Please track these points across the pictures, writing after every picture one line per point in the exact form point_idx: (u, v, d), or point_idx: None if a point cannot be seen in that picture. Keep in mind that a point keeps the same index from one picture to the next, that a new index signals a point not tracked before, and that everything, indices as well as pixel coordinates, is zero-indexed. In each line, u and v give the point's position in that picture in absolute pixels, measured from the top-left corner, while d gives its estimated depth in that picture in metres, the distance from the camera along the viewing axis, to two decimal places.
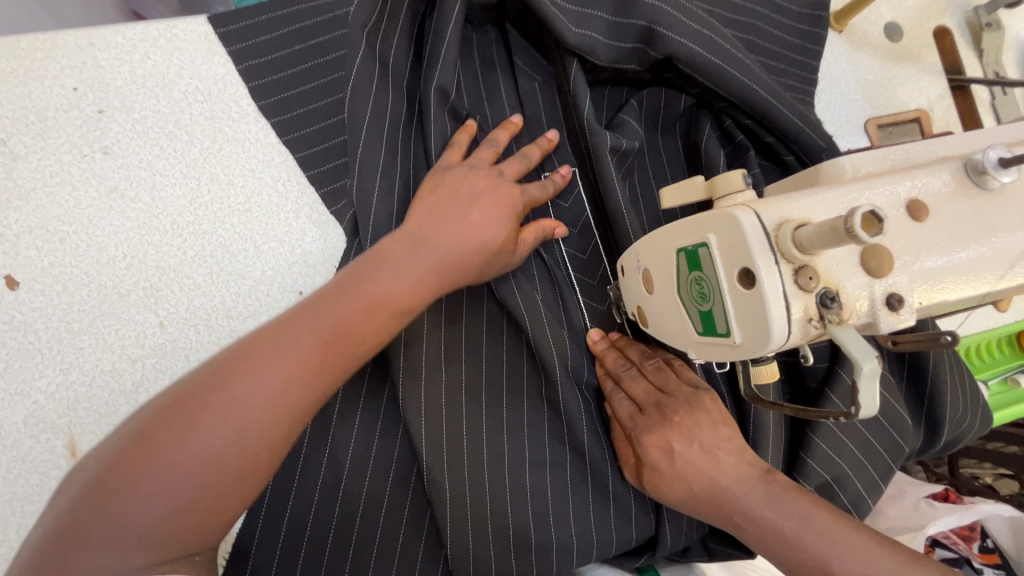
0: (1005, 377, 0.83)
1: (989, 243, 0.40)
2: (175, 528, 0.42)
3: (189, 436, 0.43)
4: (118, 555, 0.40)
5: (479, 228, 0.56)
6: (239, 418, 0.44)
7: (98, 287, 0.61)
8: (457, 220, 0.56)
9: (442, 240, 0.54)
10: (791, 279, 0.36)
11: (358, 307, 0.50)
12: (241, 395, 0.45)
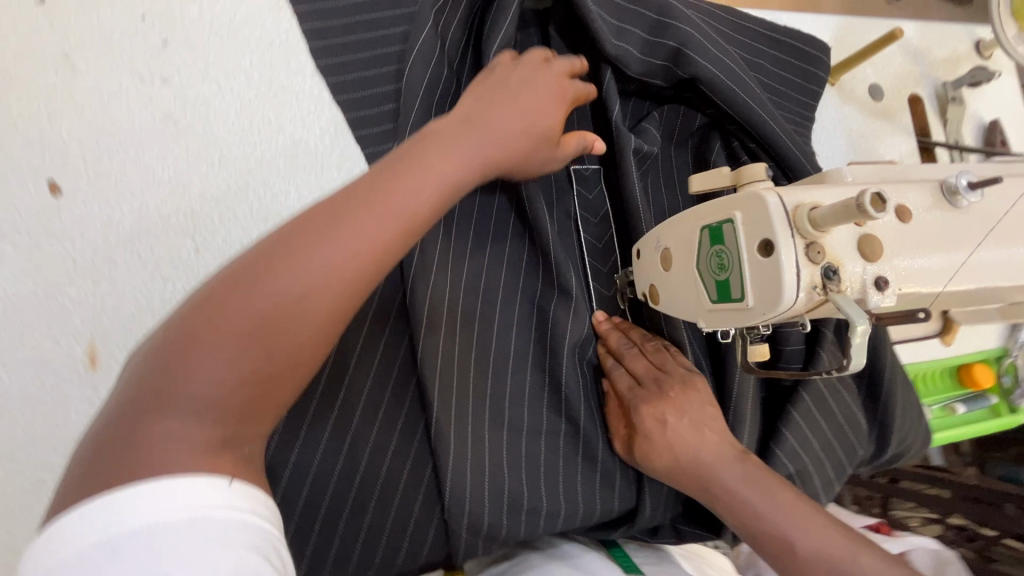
0: (945, 404, 0.93)
1: (959, 251, 0.48)
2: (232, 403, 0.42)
3: (244, 310, 0.42)
4: (182, 424, 0.40)
5: (530, 116, 0.60)
6: (287, 292, 0.43)
7: (141, 206, 0.63)
8: (506, 104, 0.59)
9: (473, 140, 0.55)
10: (803, 252, 0.43)
11: (404, 193, 0.49)
12: (296, 273, 0.44)
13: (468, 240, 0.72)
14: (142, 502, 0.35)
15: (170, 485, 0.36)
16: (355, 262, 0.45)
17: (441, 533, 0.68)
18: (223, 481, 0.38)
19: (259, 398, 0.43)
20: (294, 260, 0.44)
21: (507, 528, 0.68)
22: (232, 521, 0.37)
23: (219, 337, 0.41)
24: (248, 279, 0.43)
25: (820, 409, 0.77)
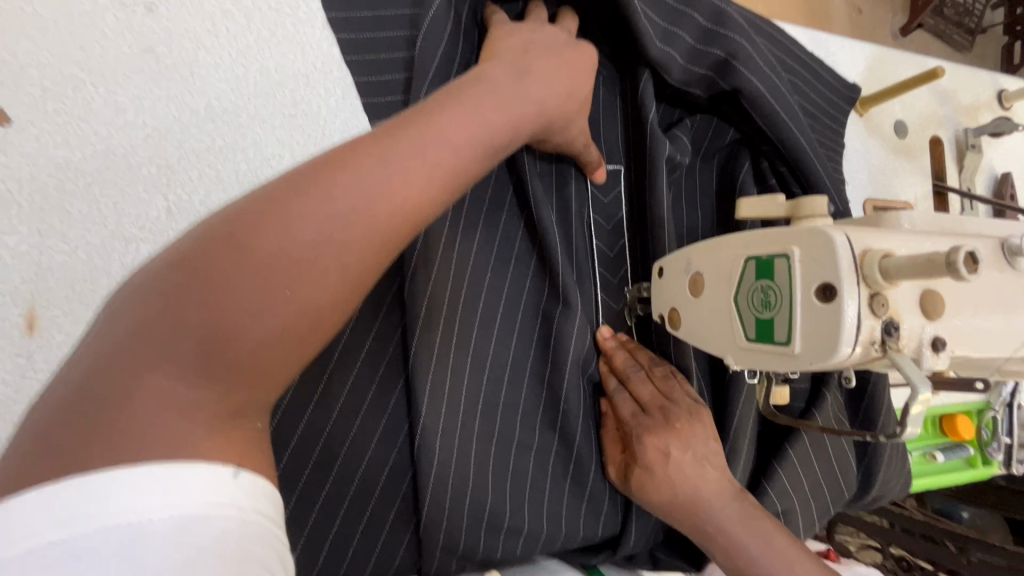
0: (925, 451, 0.93)
1: (1011, 318, 0.45)
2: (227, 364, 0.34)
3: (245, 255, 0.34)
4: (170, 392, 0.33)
5: (569, 75, 0.56)
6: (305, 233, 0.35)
7: (106, 151, 0.54)
8: (544, 62, 0.54)
9: (507, 101, 0.49)
10: (867, 303, 0.39)
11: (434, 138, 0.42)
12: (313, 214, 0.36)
13: (476, 231, 0.65)
14: (129, 496, 0.29)
15: (164, 478, 0.30)
16: (384, 203, 0.38)
17: (413, 547, 0.63)
18: (226, 473, 0.32)
19: (272, 363, 0.35)
20: (319, 196, 0.36)
21: (485, 548, 0.63)
22: (231, 525, 0.31)
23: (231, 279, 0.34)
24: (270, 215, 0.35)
25: (816, 450, 0.75)
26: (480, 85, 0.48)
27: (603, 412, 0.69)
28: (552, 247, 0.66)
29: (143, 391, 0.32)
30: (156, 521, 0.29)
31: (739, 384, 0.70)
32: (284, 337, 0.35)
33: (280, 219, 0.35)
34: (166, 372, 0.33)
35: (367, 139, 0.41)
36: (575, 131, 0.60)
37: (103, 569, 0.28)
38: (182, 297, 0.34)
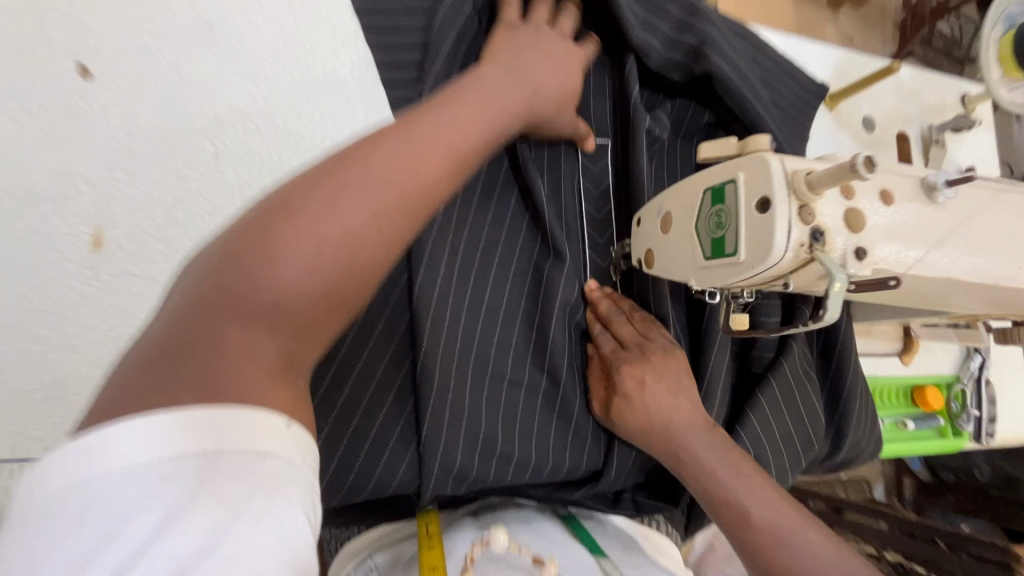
0: (897, 419, 0.99)
1: (932, 241, 0.53)
2: (292, 318, 0.39)
3: (306, 218, 0.40)
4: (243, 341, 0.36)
5: (553, 71, 0.65)
6: (350, 201, 0.42)
7: (166, 104, 0.64)
8: (534, 61, 0.64)
9: (504, 98, 0.58)
10: (797, 212, 0.47)
11: (448, 125, 0.51)
12: (355, 183, 0.43)
13: (476, 189, 0.75)
14: (196, 431, 0.31)
15: (227, 416, 0.32)
16: (411, 175, 0.46)
17: (413, 467, 0.69)
18: (280, 422, 0.34)
19: (324, 312, 0.40)
20: (356, 169, 0.44)
21: (478, 471, 0.69)
22: (282, 467, 0.33)
23: (288, 239, 0.39)
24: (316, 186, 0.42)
25: (786, 399, 0.81)
26: (480, 85, 0.58)
27: (589, 355, 0.76)
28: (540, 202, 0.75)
29: (217, 344, 0.35)
30: (218, 455, 0.31)
31: (712, 332, 0.78)
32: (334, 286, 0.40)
33: (327, 187, 0.42)
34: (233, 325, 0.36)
35: (391, 125, 0.49)
36: (560, 113, 0.68)
37: (163, 497, 0.30)
38: (247, 264, 0.38)
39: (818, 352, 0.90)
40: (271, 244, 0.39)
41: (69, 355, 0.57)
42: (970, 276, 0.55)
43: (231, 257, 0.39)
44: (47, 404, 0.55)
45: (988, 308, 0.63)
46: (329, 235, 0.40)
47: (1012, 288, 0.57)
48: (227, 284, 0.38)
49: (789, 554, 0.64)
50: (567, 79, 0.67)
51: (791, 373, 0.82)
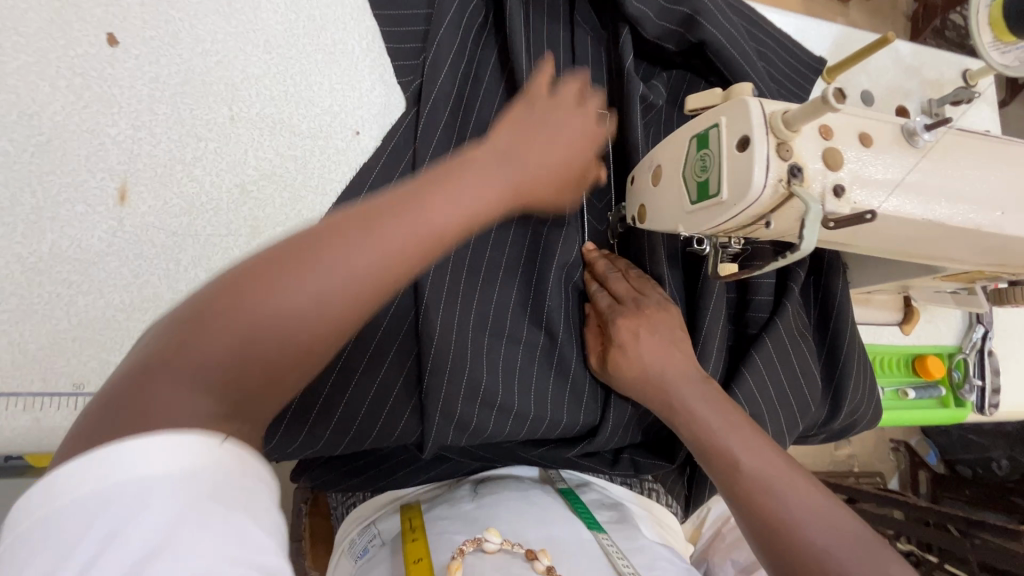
0: (898, 388, 0.99)
1: (911, 184, 0.55)
2: (238, 386, 0.40)
3: (269, 299, 0.40)
4: (183, 396, 0.37)
5: (571, 129, 0.63)
6: (313, 287, 0.41)
7: (186, 70, 0.68)
8: (550, 126, 0.62)
9: (510, 163, 0.56)
10: (775, 149, 0.50)
11: (442, 201, 0.48)
12: (324, 270, 0.42)
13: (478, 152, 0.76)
14: (184, 454, 0.35)
15: (212, 444, 0.36)
16: (387, 263, 0.44)
17: (415, 418, 0.72)
18: (214, 440, 0.36)
19: (271, 384, 0.41)
20: (333, 253, 0.42)
21: (477, 422, 0.72)
22: (219, 478, 0.35)
23: (250, 314, 0.40)
24: (295, 263, 0.42)
25: (781, 357, 0.83)
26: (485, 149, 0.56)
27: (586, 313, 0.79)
28: None
29: (160, 400, 0.37)
30: (202, 475, 0.35)
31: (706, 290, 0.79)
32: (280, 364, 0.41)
33: (304, 265, 0.42)
34: (178, 386, 0.38)
35: (385, 199, 0.47)
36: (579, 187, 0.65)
37: (104, 517, 0.32)
38: (206, 328, 0.39)
39: (815, 316, 0.91)
40: (232, 314, 0.39)
41: (96, 299, 0.61)
42: (951, 220, 0.57)
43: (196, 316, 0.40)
44: (76, 343, 0.60)
45: (974, 258, 0.65)
46: (288, 319, 0.40)
47: (995, 233, 0.59)
48: (178, 352, 0.38)
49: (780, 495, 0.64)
50: (585, 155, 0.64)
51: (786, 331, 0.83)
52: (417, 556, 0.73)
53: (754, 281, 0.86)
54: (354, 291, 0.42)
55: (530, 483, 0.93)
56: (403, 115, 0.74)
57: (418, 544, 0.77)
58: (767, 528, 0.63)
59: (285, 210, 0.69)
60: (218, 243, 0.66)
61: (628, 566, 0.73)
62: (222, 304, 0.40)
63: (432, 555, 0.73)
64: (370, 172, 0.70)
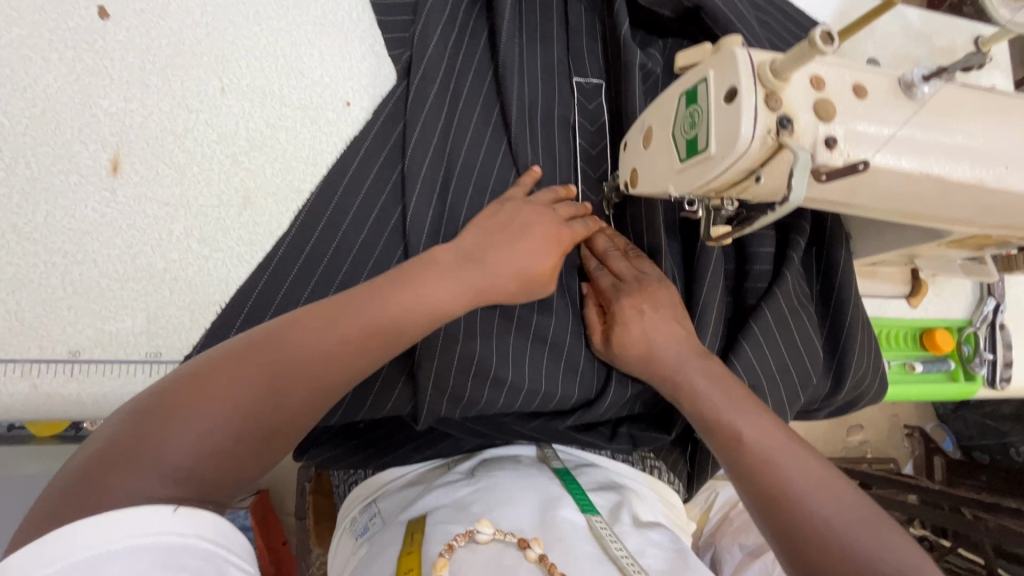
0: (904, 361, 0.97)
1: (909, 137, 0.53)
2: (201, 470, 0.48)
3: (229, 392, 0.51)
4: (150, 482, 0.45)
5: (527, 263, 0.68)
6: (272, 377, 0.53)
7: (177, 42, 0.68)
8: (519, 243, 0.68)
9: (463, 277, 0.64)
10: (763, 100, 0.48)
11: (396, 299, 0.60)
12: (281, 364, 0.54)
13: (469, 122, 0.75)
14: (144, 522, 0.42)
15: (166, 512, 0.43)
16: (334, 355, 0.56)
17: (408, 389, 0.73)
18: (167, 509, 0.44)
19: (230, 462, 0.50)
20: (296, 345, 0.55)
21: (470, 394, 0.72)
22: (173, 544, 0.43)
23: (214, 407, 0.50)
24: (260, 359, 0.53)
25: (781, 328, 0.81)
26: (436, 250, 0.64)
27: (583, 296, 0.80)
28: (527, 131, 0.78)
29: (124, 490, 0.44)
30: (161, 537, 0.42)
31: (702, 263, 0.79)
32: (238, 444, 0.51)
33: (267, 361, 0.53)
34: (145, 476, 0.45)
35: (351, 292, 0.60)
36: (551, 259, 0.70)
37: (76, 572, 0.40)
38: (171, 420, 0.48)
39: (817, 287, 0.89)
40: (199, 404, 0.49)
41: (90, 268, 0.62)
42: (953, 175, 0.55)
43: (165, 397, 0.49)
44: (71, 311, 0.61)
45: (977, 218, 0.63)
46: (248, 410, 0.51)
47: (999, 190, 0.57)
48: (145, 438, 0.47)
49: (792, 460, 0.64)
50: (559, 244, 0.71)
51: (785, 301, 0.82)
52: (407, 568, 0.69)
53: (752, 251, 0.84)
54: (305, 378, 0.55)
55: (527, 461, 0.93)
56: (393, 87, 0.74)
57: (412, 554, 0.71)
58: (771, 502, 0.62)
59: (275, 180, 0.69)
60: (209, 213, 0.66)
61: (625, 556, 0.70)
62: (193, 386, 0.50)
63: (422, 559, 0.70)
64: (361, 143, 0.71)
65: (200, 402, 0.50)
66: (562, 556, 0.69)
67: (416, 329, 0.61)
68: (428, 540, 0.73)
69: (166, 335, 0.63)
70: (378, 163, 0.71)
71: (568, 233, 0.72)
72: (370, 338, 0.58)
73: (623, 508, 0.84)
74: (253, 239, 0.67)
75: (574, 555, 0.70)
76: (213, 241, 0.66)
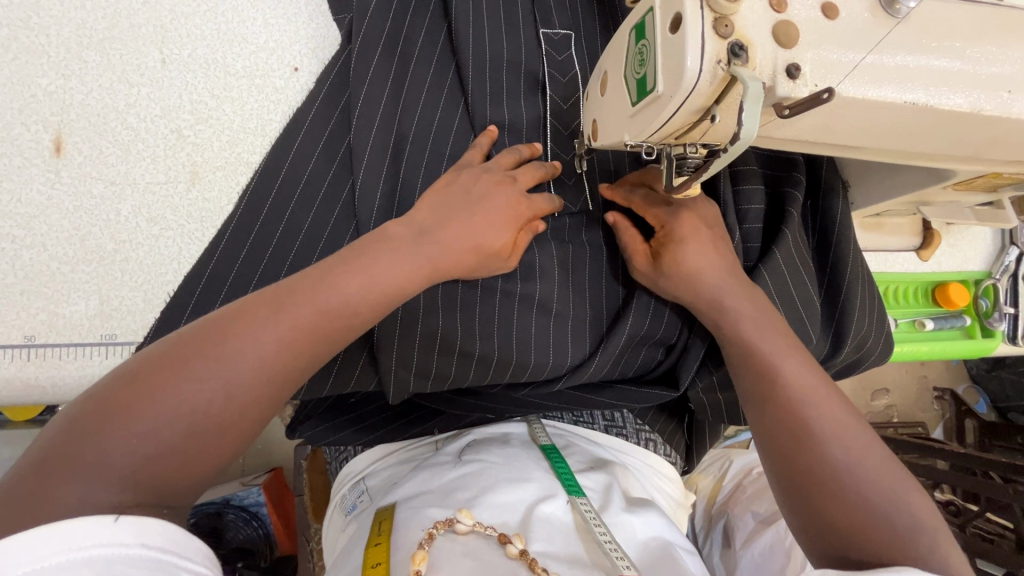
0: (913, 319, 0.91)
1: (887, 61, 0.47)
2: (151, 473, 0.46)
3: (175, 389, 0.48)
4: (93, 490, 0.44)
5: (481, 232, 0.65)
6: (221, 370, 0.50)
7: (114, 13, 0.66)
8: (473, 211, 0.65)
9: (414, 251, 0.61)
10: (711, 25, 0.43)
11: (342, 279, 0.57)
12: (230, 358, 0.51)
13: (422, 87, 0.72)
14: (83, 536, 0.41)
15: (106, 523, 0.41)
16: (287, 346, 0.54)
17: (371, 364, 0.71)
18: (108, 519, 0.42)
19: (184, 461, 0.48)
20: (249, 335, 0.52)
21: (437, 368, 0.71)
22: (115, 554, 0.41)
23: (157, 406, 0.48)
24: (208, 354, 0.51)
25: (779, 288, 0.76)
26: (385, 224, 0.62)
27: (612, 222, 0.75)
28: (486, 90, 0.73)
29: (67, 498, 0.43)
30: (101, 550, 0.41)
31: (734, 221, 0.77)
32: (189, 441, 0.48)
33: (213, 356, 0.51)
34: (88, 483, 0.44)
35: (301, 277, 0.58)
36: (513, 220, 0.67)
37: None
38: (113, 423, 0.46)
39: (814, 244, 0.83)
40: (142, 403, 0.47)
41: (40, 252, 0.61)
42: (948, 101, 0.48)
43: (106, 403, 0.47)
44: (24, 297, 0.60)
45: (978, 153, 0.56)
46: (193, 407, 0.49)
47: (1003, 118, 0.50)
48: (85, 443, 0.45)
49: (856, 445, 0.62)
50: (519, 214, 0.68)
51: (784, 261, 0.76)
52: (374, 562, 0.67)
53: (744, 208, 0.78)
54: (263, 368, 0.52)
55: (517, 442, 0.91)
56: (339, 50, 0.71)
57: (380, 545, 0.70)
58: (792, 444, 0.63)
59: (223, 154, 0.67)
60: (156, 191, 0.65)
61: (607, 540, 0.68)
62: (135, 386, 0.48)
63: (392, 551, 0.68)
64: (306, 114, 0.68)
65: (143, 402, 0.47)
66: (544, 554, 0.66)
67: (363, 301, 0.58)
68: (407, 525, 0.71)
69: (120, 317, 0.63)
70: (328, 133, 0.69)
71: (527, 203, 0.68)
72: (314, 314, 0.55)
73: (613, 490, 0.82)
74: (204, 216, 0.66)
75: (553, 552, 0.67)
76: (162, 220, 0.65)
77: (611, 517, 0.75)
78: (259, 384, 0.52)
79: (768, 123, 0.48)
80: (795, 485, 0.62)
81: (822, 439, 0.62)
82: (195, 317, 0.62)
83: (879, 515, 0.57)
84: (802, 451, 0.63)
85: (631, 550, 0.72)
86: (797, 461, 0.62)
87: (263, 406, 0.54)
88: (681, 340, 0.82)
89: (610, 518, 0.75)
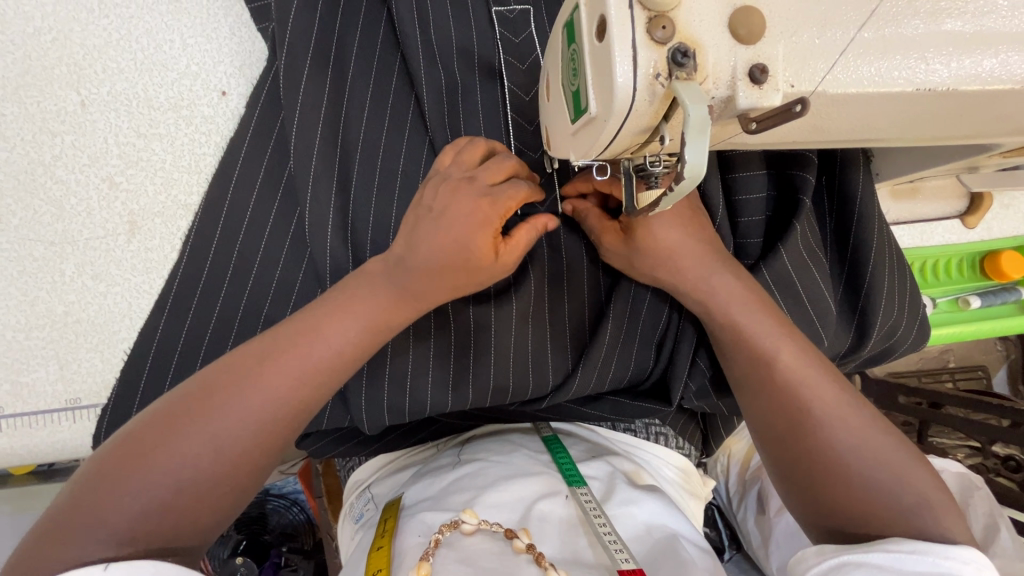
0: (956, 297, 0.80)
1: (891, 39, 0.36)
2: (145, 531, 0.44)
3: (166, 451, 0.46)
4: (88, 550, 0.42)
5: None
6: (208, 431, 0.47)
7: (23, 58, 0.61)
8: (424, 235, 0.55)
9: (362, 293, 0.53)
10: (644, 28, 0.33)
11: (291, 334, 0.51)
12: (219, 418, 0.47)
13: (364, 95, 0.64)
14: None
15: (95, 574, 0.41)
16: (266, 402, 0.49)
17: (341, 406, 0.68)
18: (97, 568, 0.41)
19: (174, 519, 0.45)
20: (232, 397, 0.48)
21: (411, 405, 0.66)
22: None
23: (150, 464, 0.45)
24: (198, 409, 0.47)
25: (785, 288, 0.67)
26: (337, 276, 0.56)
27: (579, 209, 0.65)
28: (435, 91, 0.64)
29: (70, 558, 0.42)
30: None
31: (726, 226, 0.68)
32: (175, 500, 0.45)
33: (202, 412, 0.47)
34: (84, 543, 0.43)
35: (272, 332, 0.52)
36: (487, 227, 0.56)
37: None
38: (109, 486, 0.44)
39: (830, 231, 0.72)
40: (135, 465, 0.45)
41: None
42: (981, 76, 0.37)
43: (105, 463, 0.46)
44: None
45: None
46: (184, 464, 0.46)
47: None
48: (84, 504, 0.44)
49: (892, 447, 0.55)
50: None
51: (791, 260, 0.66)
52: (376, 568, 0.61)
53: (738, 201, 0.68)
54: (250, 423, 0.48)
55: (517, 440, 0.84)
56: (266, 67, 0.64)
57: (381, 550, 0.64)
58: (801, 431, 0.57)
59: (159, 199, 0.63)
60: (97, 247, 0.62)
61: (607, 532, 0.62)
62: (129, 447, 0.46)
63: (395, 556, 0.62)
64: (240, 143, 0.63)
65: (134, 464, 0.45)
66: (550, 555, 0.60)
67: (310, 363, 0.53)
68: (409, 529, 0.65)
69: (82, 380, 0.63)
70: (267, 162, 0.63)
71: None
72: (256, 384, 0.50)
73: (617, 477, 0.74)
74: (150, 267, 0.63)
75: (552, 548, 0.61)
76: (107, 277, 0.62)
77: (613, 508, 0.67)
78: (243, 434, 0.48)
79: (736, 132, 0.39)
80: (800, 470, 0.56)
81: (849, 428, 0.55)
82: (153, 378, 0.60)
83: (884, 499, 0.52)
84: (805, 432, 0.56)
85: (635, 542, 0.64)
86: (802, 446, 0.56)
87: (253, 470, 0.49)
88: (672, 338, 0.73)
89: (612, 510, 0.67)
